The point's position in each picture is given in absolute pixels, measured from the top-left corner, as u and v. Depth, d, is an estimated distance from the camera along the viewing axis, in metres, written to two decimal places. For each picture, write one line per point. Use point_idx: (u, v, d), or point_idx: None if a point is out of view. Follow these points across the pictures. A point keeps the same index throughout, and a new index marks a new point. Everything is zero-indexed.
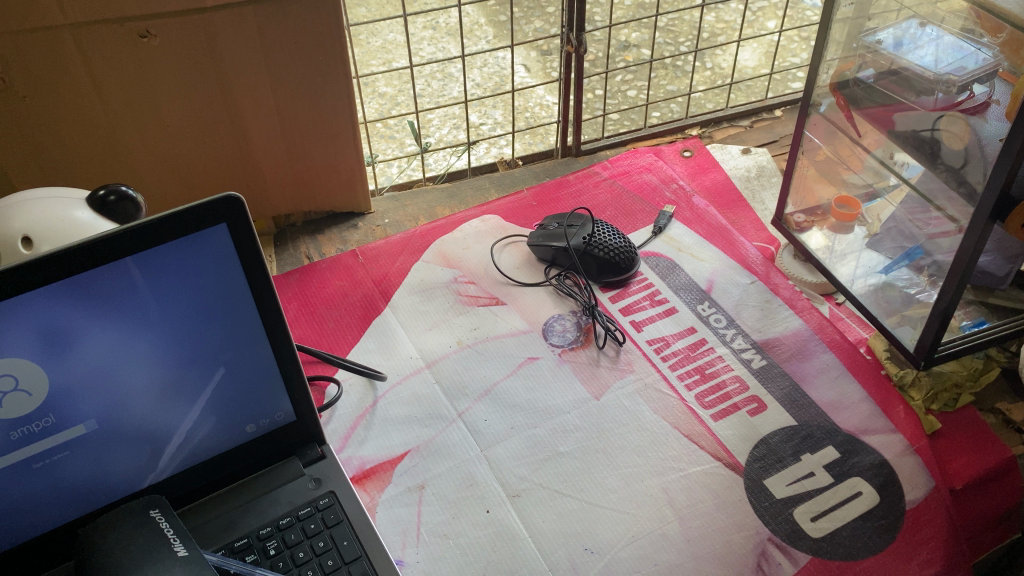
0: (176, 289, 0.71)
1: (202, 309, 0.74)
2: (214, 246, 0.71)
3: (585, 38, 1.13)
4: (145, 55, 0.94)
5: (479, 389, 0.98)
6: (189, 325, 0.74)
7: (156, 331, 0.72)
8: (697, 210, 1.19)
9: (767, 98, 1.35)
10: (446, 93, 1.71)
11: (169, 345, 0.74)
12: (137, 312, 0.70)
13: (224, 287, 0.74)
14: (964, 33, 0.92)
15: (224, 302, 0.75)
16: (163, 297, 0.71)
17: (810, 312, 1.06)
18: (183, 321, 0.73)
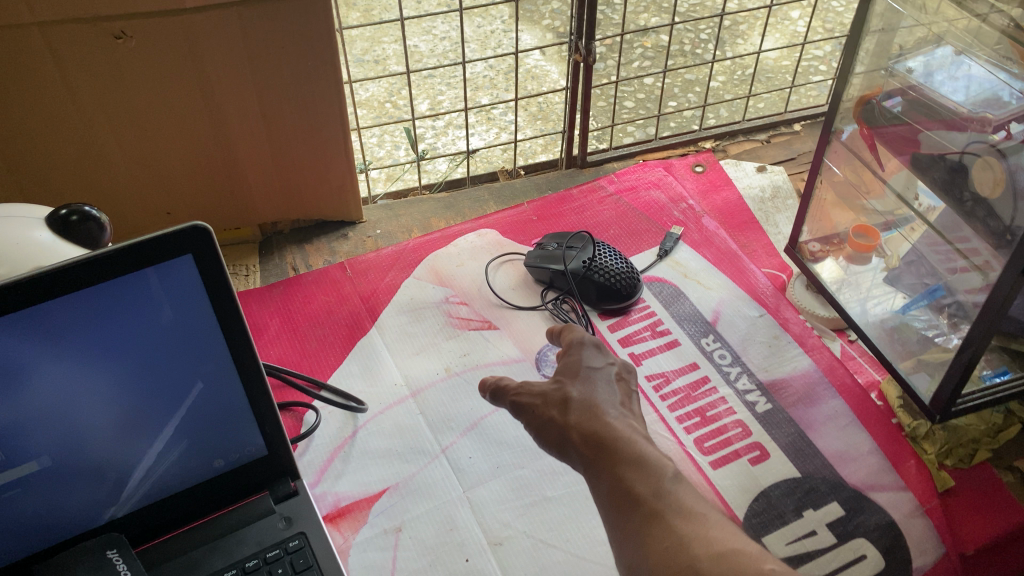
0: (138, 322, 0.64)
1: (169, 343, 0.67)
2: (182, 277, 0.64)
3: (594, 47, 1.06)
4: (121, 56, 0.88)
5: (465, 423, 0.92)
6: (153, 360, 0.67)
7: (115, 364, 0.65)
8: (706, 233, 1.12)
9: (786, 111, 1.28)
10: (456, 76, 1.65)
11: (131, 379, 0.67)
12: (94, 346, 0.63)
13: (194, 320, 0.67)
14: (994, 60, 0.83)
15: (192, 335, 0.68)
16: (123, 329, 0.64)
17: (821, 351, 0.99)
18: (146, 354, 0.66)
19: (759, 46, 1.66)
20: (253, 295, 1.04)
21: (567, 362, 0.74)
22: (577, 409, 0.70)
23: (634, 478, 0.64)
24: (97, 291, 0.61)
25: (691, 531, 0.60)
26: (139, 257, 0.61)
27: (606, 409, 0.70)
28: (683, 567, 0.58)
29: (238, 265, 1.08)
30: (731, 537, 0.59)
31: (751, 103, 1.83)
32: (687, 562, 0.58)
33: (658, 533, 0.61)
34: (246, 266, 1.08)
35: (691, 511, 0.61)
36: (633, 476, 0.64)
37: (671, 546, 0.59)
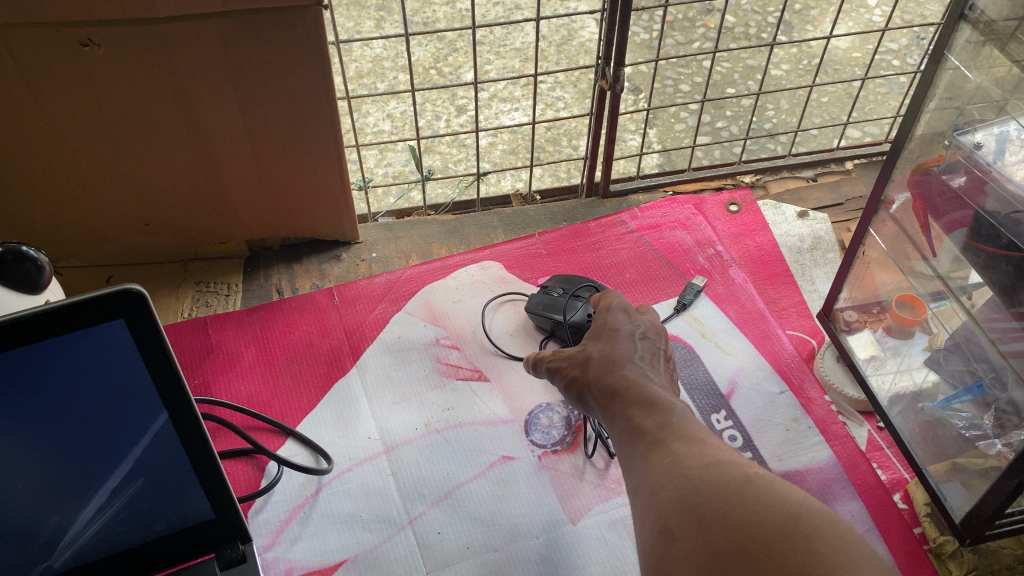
0: (63, 387, 0.60)
1: (100, 408, 0.62)
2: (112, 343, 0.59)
3: (623, 74, 0.94)
4: (89, 65, 0.79)
5: (438, 491, 0.84)
6: (81, 424, 0.63)
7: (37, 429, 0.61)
8: (731, 286, 1.02)
9: (838, 148, 1.16)
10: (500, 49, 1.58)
11: (56, 442, 0.63)
12: (11, 410, 0.59)
13: (127, 385, 0.62)
14: None
15: (127, 402, 0.63)
16: (46, 395, 0.59)
17: (843, 441, 0.89)
18: (72, 420, 0.62)
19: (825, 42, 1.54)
20: (231, 319, 0.97)
21: (594, 327, 0.81)
22: (597, 358, 0.75)
23: (638, 413, 0.68)
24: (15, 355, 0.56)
25: (691, 453, 0.60)
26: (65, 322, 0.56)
27: (625, 357, 0.75)
28: (678, 480, 0.58)
29: (219, 282, 1.01)
30: (727, 453, 0.60)
31: (814, 98, 1.72)
32: (683, 476, 0.58)
33: (658, 456, 0.62)
34: (228, 285, 1.01)
35: (695, 438, 0.63)
36: (639, 413, 0.67)
37: (669, 465, 0.60)
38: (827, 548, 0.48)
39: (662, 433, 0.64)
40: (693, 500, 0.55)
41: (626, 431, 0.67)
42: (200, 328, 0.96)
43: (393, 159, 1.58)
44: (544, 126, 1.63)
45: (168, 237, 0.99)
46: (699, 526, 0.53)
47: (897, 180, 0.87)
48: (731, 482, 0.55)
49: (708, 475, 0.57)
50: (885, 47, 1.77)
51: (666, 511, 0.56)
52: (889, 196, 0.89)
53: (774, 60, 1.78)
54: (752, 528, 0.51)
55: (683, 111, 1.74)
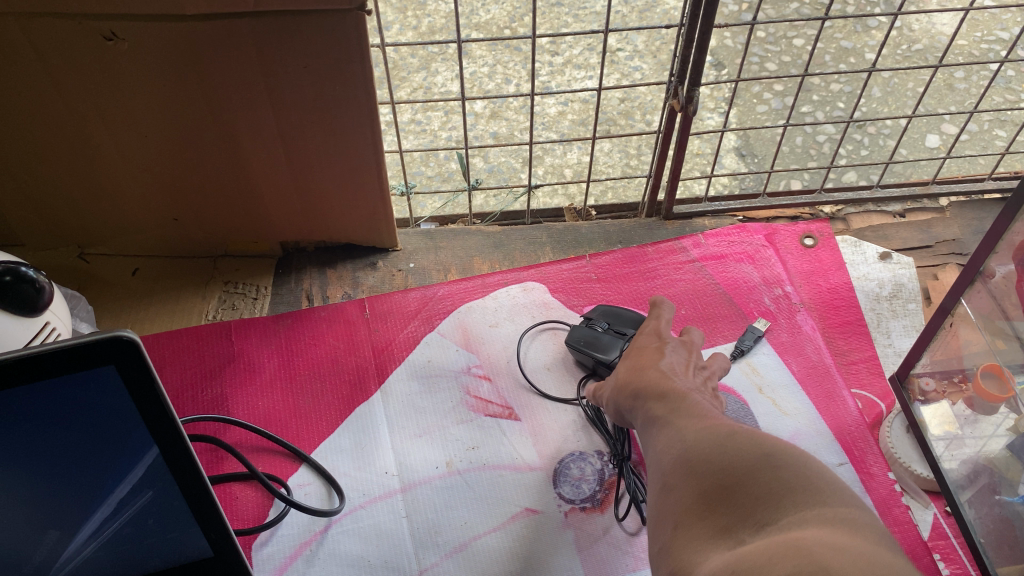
0: (50, 426, 0.55)
1: (93, 444, 0.57)
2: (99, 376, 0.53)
3: (697, 95, 0.85)
4: (114, 59, 0.74)
5: (453, 541, 0.78)
6: (61, 448, 0.56)
7: (20, 462, 0.55)
8: (797, 335, 0.93)
9: (933, 182, 1.04)
10: None
11: (43, 480, 0.57)
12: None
13: (105, 404, 0.56)
14: None
15: (121, 438, 0.58)
16: (34, 432, 0.54)
17: (905, 529, 0.80)
18: (52, 442, 0.56)
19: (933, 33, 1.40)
20: (256, 326, 0.92)
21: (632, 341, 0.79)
22: (625, 366, 0.74)
23: (650, 391, 0.68)
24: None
25: (691, 417, 0.62)
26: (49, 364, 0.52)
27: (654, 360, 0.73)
28: (676, 440, 0.59)
29: (249, 284, 0.96)
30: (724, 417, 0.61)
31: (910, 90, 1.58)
32: (681, 436, 0.59)
33: (665, 424, 0.63)
34: (257, 286, 0.96)
35: (700, 403, 0.64)
36: (654, 397, 0.67)
37: (673, 430, 0.61)
38: (792, 473, 0.49)
39: (675, 404, 0.65)
40: (685, 451, 0.57)
41: (646, 419, 0.67)
42: (224, 334, 0.91)
43: (456, 123, 1.49)
44: (617, 97, 1.53)
45: (198, 233, 0.94)
46: (687, 472, 0.55)
47: (1001, 251, 0.76)
48: (718, 433, 0.57)
49: (700, 431, 0.58)
50: (998, 36, 1.61)
51: (664, 466, 0.58)
52: (989, 266, 0.78)
53: (874, 44, 1.63)
54: (728, 462, 0.52)
55: (768, 91, 1.62)
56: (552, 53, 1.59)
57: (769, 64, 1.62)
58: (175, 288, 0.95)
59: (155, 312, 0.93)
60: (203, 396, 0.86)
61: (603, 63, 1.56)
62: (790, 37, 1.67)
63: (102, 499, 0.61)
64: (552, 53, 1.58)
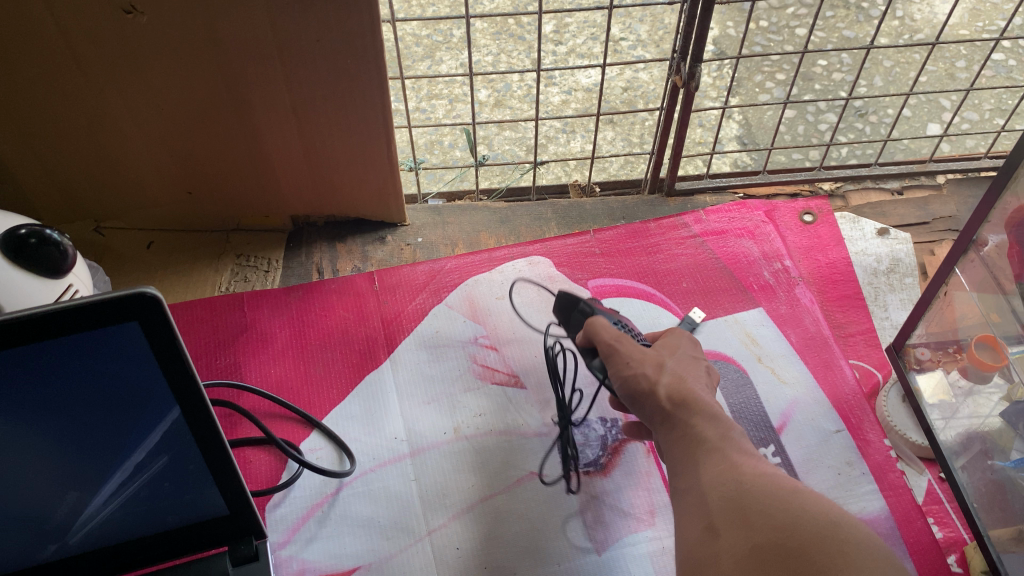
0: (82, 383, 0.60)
1: (119, 402, 0.62)
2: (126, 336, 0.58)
3: (699, 72, 0.87)
4: (132, 34, 0.76)
5: (460, 504, 0.81)
6: (93, 412, 0.62)
7: (54, 415, 0.61)
8: (796, 307, 0.95)
9: (932, 159, 1.06)
10: None
11: (75, 434, 0.63)
12: (32, 401, 0.59)
13: (140, 375, 0.61)
14: None
15: (145, 397, 0.63)
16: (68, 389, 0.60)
17: (899, 493, 0.82)
18: (86, 397, 0.61)
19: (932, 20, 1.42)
20: (268, 297, 0.94)
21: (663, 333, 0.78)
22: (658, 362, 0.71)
23: (690, 416, 0.66)
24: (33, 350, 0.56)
25: (744, 460, 0.61)
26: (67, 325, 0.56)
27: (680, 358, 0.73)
28: (730, 479, 0.59)
29: (261, 257, 0.99)
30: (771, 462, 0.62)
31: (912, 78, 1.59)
32: (735, 477, 0.59)
33: (710, 457, 0.62)
34: (269, 259, 0.98)
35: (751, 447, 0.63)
36: (702, 419, 0.65)
37: (724, 468, 0.61)
38: (861, 554, 0.49)
39: (721, 441, 0.63)
40: (741, 499, 0.57)
41: (675, 431, 0.66)
42: (237, 304, 0.94)
43: (461, 110, 1.50)
44: (621, 86, 1.55)
45: (212, 207, 0.97)
46: (744, 524, 0.55)
47: (992, 220, 0.78)
48: (779, 489, 0.56)
49: (758, 480, 0.58)
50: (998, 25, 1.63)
51: (714, 509, 0.58)
52: (982, 236, 0.80)
53: (874, 32, 1.65)
54: (791, 529, 0.53)
55: (770, 80, 1.64)
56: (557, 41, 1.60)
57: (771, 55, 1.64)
58: (189, 260, 0.97)
59: (170, 283, 0.96)
60: (217, 364, 0.88)
61: (607, 53, 1.58)
62: (792, 26, 1.68)
63: (130, 452, 0.66)
64: (557, 42, 1.60)
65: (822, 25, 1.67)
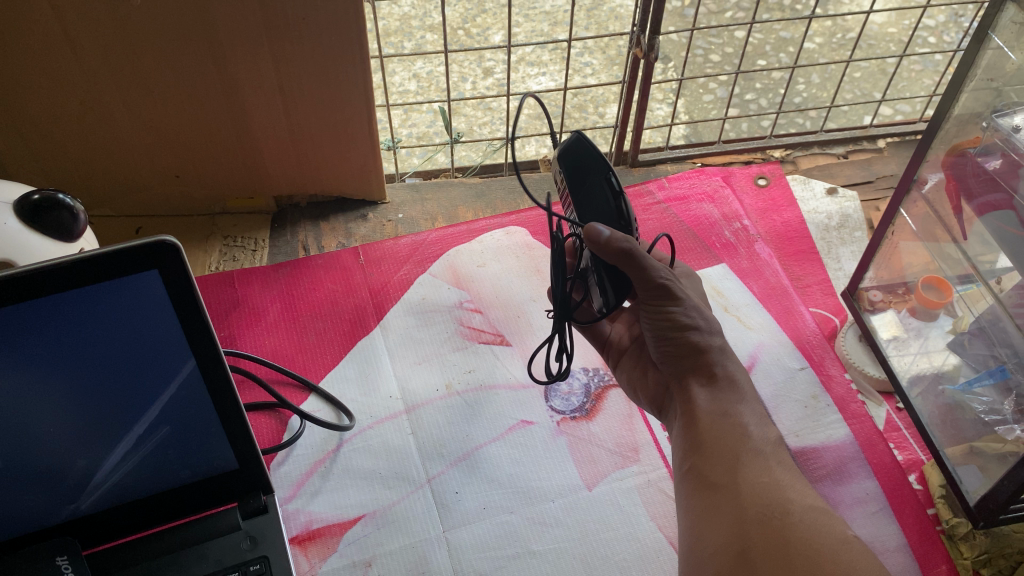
0: (101, 332, 0.63)
1: (137, 352, 0.65)
2: (145, 292, 0.62)
3: (657, 43, 0.94)
4: (127, 17, 0.80)
5: (456, 452, 0.85)
6: (104, 374, 0.65)
7: (75, 366, 0.63)
8: (756, 261, 1.02)
9: (871, 125, 1.15)
10: (536, 7, 1.57)
11: (94, 386, 0.65)
12: (56, 350, 0.62)
13: (155, 337, 0.65)
14: None
15: (161, 348, 0.66)
16: (89, 339, 0.62)
17: (862, 420, 0.89)
18: (107, 348, 0.64)
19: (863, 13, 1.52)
20: (258, 274, 0.98)
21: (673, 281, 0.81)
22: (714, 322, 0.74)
23: (732, 400, 0.71)
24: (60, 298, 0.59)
25: (786, 481, 0.65)
26: (84, 275, 0.58)
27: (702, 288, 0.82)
28: (775, 505, 0.62)
29: (247, 237, 1.02)
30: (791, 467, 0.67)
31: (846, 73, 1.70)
32: (781, 504, 0.62)
33: (753, 467, 0.66)
34: (256, 239, 1.02)
35: (786, 463, 0.68)
36: (748, 416, 0.70)
37: (767, 485, 0.64)
38: None
39: (762, 447, 0.68)
40: (782, 532, 0.60)
41: (712, 402, 0.71)
42: (227, 282, 0.97)
43: (417, 118, 1.45)
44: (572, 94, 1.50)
45: (198, 189, 1.00)
46: (788, 560, 0.59)
47: (930, 160, 0.88)
48: (831, 536, 0.60)
49: (807, 516, 0.62)
50: (923, 24, 1.74)
51: (752, 533, 0.61)
52: (922, 175, 0.90)
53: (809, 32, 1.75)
54: None
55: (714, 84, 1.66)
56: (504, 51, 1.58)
57: (714, 57, 1.72)
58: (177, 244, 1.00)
59: None
60: None
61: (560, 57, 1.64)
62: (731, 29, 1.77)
63: (146, 406, 0.69)
64: None
65: (760, 27, 1.76)
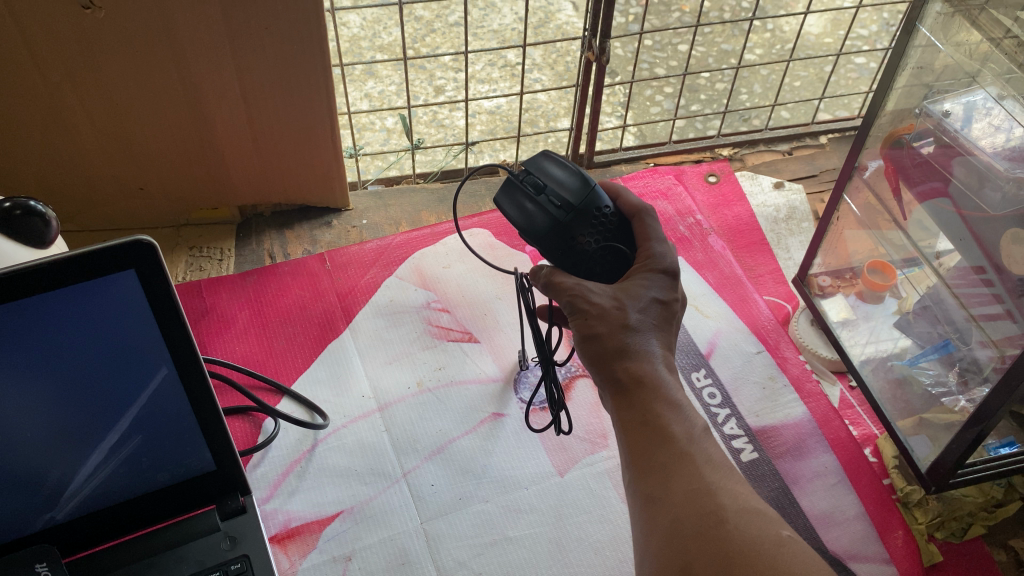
0: (76, 339, 0.62)
1: (113, 357, 0.65)
2: (121, 292, 0.62)
3: (608, 46, 0.98)
4: (90, 28, 0.81)
5: (430, 446, 0.87)
6: (81, 380, 0.65)
7: (51, 373, 0.63)
8: (710, 253, 1.06)
9: (813, 122, 1.21)
10: None
11: (70, 392, 0.65)
12: (32, 356, 0.62)
13: (130, 340, 0.65)
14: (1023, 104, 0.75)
15: (137, 351, 0.66)
16: (65, 344, 0.62)
17: (817, 399, 0.93)
18: (83, 353, 0.64)
19: (800, 22, 1.59)
20: (225, 283, 0.99)
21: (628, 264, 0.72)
22: (624, 321, 0.66)
23: (651, 399, 0.64)
24: (35, 302, 0.59)
25: (718, 483, 0.59)
26: (59, 276, 0.58)
27: (660, 271, 0.71)
28: (707, 512, 0.57)
29: (212, 247, 1.03)
30: (719, 458, 0.62)
31: (786, 82, 1.76)
32: (713, 510, 0.57)
33: (683, 474, 0.60)
34: (221, 249, 1.03)
35: (716, 461, 0.61)
36: (669, 415, 0.63)
37: (697, 491, 0.58)
38: None
39: (688, 448, 0.61)
40: (722, 543, 0.55)
41: (630, 408, 0.64)
42: (195, 291, 0.98)
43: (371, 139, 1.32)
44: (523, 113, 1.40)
45: (161, 201, 1.01)
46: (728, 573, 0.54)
47: (870, 149, 0.93)
48: (766, 541, 0.55)
49: (741, 522, 0.57)
50: (856, 34, 1.82)
51: (691, 549, 0.56)
52: (862, 162, 0.94)
53: (749, 45, 1.80)
54: None
55: (659, 96, 1.67)
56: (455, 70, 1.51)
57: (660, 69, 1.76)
58: None
59: None
60: None
61: None
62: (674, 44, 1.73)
63: (123, 409, 0.69)
64: None
65: (701, 41, 1.79)
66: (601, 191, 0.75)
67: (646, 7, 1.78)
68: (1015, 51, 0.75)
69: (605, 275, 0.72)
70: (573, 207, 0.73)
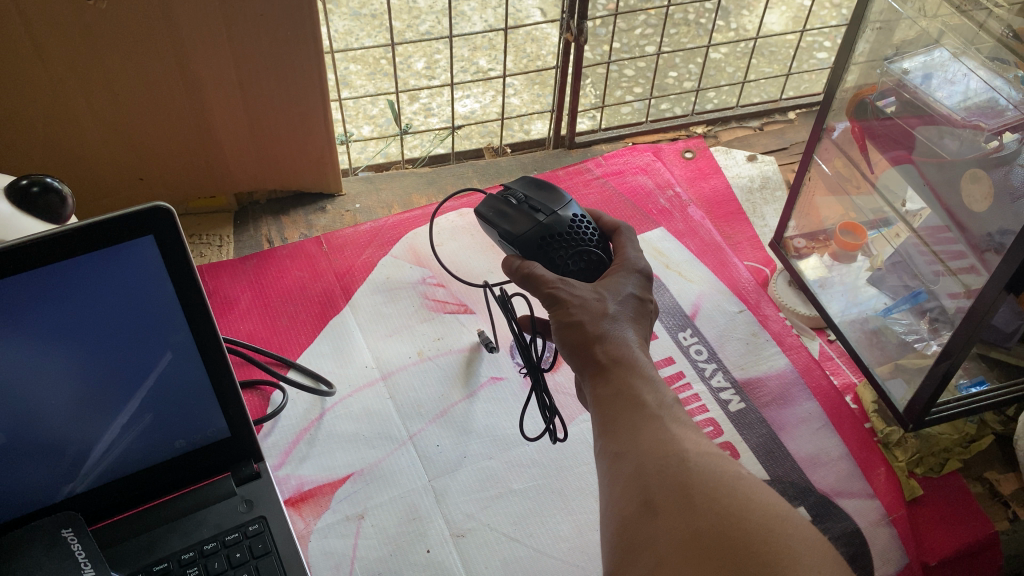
0: (95, 306, 0.62)
1: (132, 324, 0.65)
2: (136, 257, 0.61)
3: (586, 27, 1.03)
4: (93, 19, 0.84)
5: (435, 410, 0.91)
6: (102, 348, 0.65)
7: (73, 339, 0.63)
8: (690, 223, 1.11)
9: (781, 98, 1.27)
10: None
11: (92, 360, 0.65)
12: (53, 324, 0.61)
13: (149, 306, 0.64)
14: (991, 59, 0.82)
15: (156, 318, 0.65)
16: (85, 312, 0.62)
17: (798, 351, 0.98)
18: (102, 319, 0.63)
19: (762, 17, 1.65)
20: (226, 268, 1.02)
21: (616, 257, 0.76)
22: (603, 310, 0.68)
23: (626, 375, 0.63)
24: (57, 269, 0.59)
25: (684, 434, 0.59)
26: (76, 242, 0.58)
27: None
28: (671, 455, 0.57)
29: (211, 234, 1.07)
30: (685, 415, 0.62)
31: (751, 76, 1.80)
32: (676, 453, 0.57)
33: (651, 427, 0.59)
34: (220, 236, 1.07)
35: (688, 424, 0.61)
36: (640, 384, 0.63)
37: (665, 440, 0.58)
38: (809, 559, 0.48)
39: (657, 410, 0.61)
40: (684, 481, 0.54)
41: (606, 385, 0.64)
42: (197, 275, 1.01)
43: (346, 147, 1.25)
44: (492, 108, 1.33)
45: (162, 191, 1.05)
46: (687, 505, 0.53)
47: (837, 113, 0.98)
48: (726, 479, 0.54)
49: (703, 462, 0.56)
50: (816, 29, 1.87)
51: (653, 486, 0.55)
52: (831, 124, 0.99)
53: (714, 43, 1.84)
54: (740, 520, 0.51)
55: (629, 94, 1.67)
56: (426, 76, 1.43)
57: None
58: None
59: None
60: None
61: None
62: (642, 44, 1.75)
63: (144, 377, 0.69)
64: None
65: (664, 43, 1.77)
66: (577, 204, 0.81)
67: (613, 9, 1.82)
68: (965, 5, 0.81)
69: (577, 269, 0.75)
70: (551, 211, 0.79)
